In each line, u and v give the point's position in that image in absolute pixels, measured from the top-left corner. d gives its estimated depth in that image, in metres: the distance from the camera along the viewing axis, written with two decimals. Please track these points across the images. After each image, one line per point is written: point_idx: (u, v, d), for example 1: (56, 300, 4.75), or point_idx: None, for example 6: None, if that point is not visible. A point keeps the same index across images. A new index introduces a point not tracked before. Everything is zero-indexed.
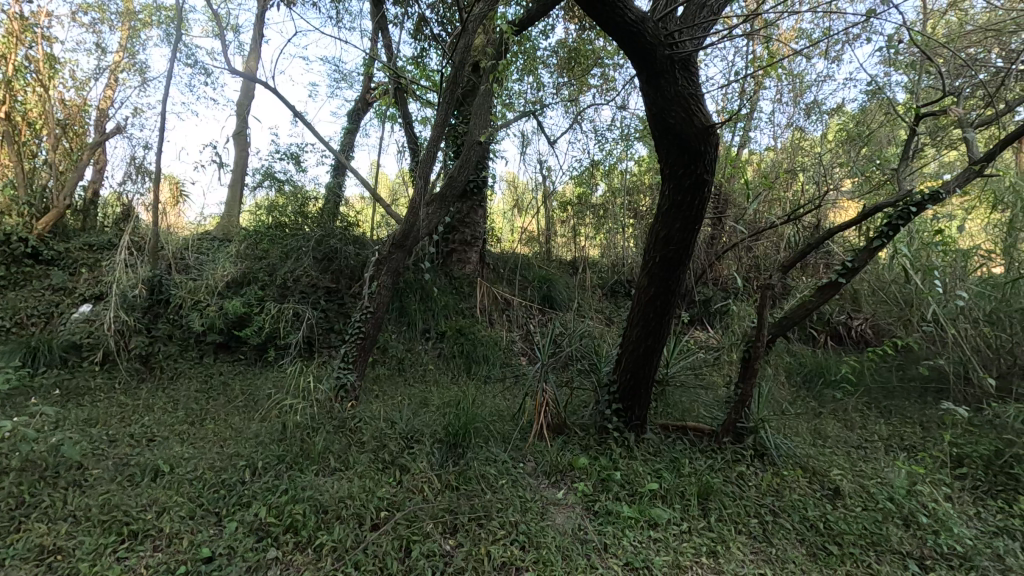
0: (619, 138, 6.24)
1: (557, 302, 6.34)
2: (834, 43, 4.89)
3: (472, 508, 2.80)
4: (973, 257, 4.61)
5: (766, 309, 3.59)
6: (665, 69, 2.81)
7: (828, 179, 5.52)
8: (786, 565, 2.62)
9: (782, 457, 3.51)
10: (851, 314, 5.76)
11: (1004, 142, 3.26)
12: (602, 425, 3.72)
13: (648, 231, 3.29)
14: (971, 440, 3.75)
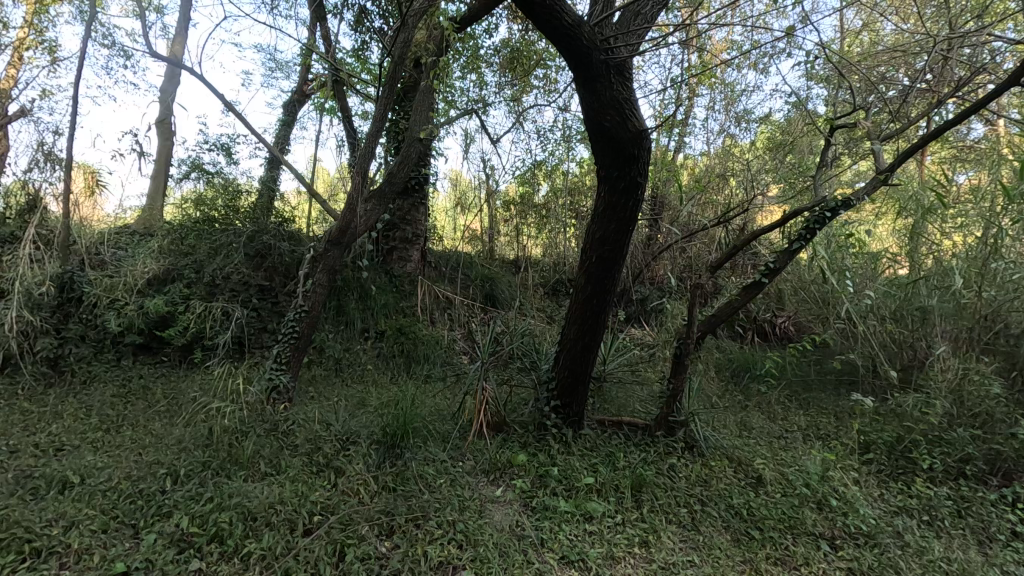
0: (561, 139, 6.34)
1: (499, 300, 6.35)
2: (761, 56, 5.16)
3: (410, 509, 2.77)
4: (881, 259, 4.96)
5: (696, 307, 3.75)
6: (601, 74, 2.88)
7: (756, 184, 5.83)
8: (712, 551, 2.76)
9: (710, 448, 3.68)
10: (776, 311, 6.10)
11: (905, 153, 3.57)
12: (541, 422, 3.78)
13: (585, 231, 3.37)
14: (877, 428, 4.07)
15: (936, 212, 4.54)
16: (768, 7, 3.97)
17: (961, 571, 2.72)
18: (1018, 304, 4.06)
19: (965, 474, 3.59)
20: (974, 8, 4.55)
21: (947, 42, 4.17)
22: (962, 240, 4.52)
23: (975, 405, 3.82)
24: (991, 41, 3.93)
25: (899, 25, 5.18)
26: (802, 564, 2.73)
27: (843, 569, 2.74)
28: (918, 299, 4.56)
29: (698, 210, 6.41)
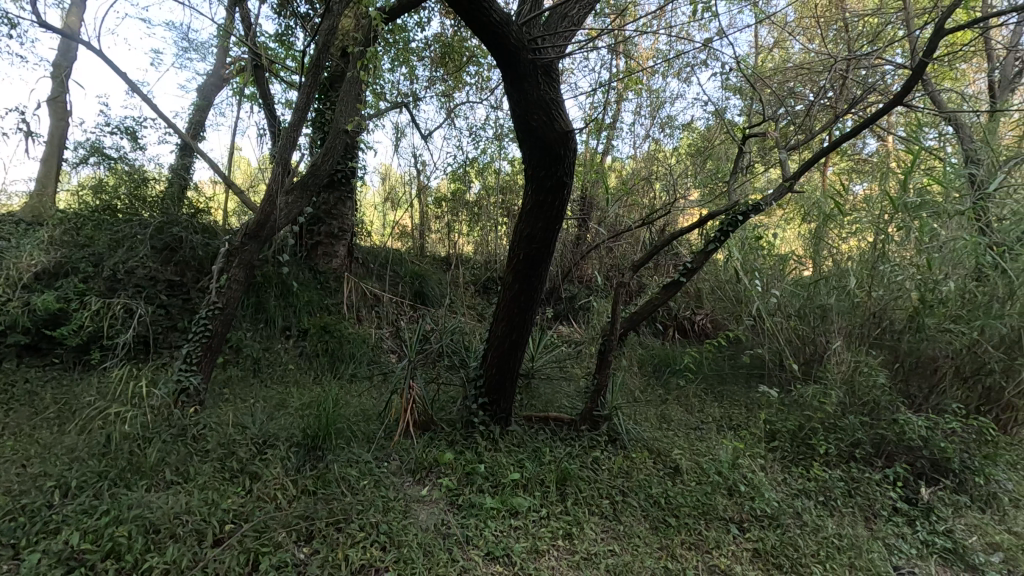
0: (493, 137, 6.35)
1: (429, 298, 6.27)
2: (683, 66, 5.41)
3: (331, 512, 2.68)
4: (787, 261, 5.26)
5: (619, 305, 3.88)
6: (529, 74, 2.91)
7: (678, 188, 6.11)
8: (632, 540, 2.88)
9: (632, 441, 3.83)
10: (694, 310, 6.42)
11: (806, 164, 3.84)
12: (469, 419, 3.76)
13: (513, 230, 3.39)
14: (781, 418, 4.39)
15: (836, 220, 4.84)
16: (690, 20, 4.17)
17: (849, 545, 3.02)
18: (900, 302, 4.51)
19: (855, 458, 3.96)
20: (868, 35, 5.01)
21: (846, 63, 4.55)
22: (856, 245, 4.89)
23: (864, 395, 4.21)
24: (882, 65, 4.34)
25: (805, 45, 5.61)
26: (713, 547, 2.91)
27: (749, 549, 2.94)
28: (819, 298, 4.90)
29: (625, 211, 6.63)
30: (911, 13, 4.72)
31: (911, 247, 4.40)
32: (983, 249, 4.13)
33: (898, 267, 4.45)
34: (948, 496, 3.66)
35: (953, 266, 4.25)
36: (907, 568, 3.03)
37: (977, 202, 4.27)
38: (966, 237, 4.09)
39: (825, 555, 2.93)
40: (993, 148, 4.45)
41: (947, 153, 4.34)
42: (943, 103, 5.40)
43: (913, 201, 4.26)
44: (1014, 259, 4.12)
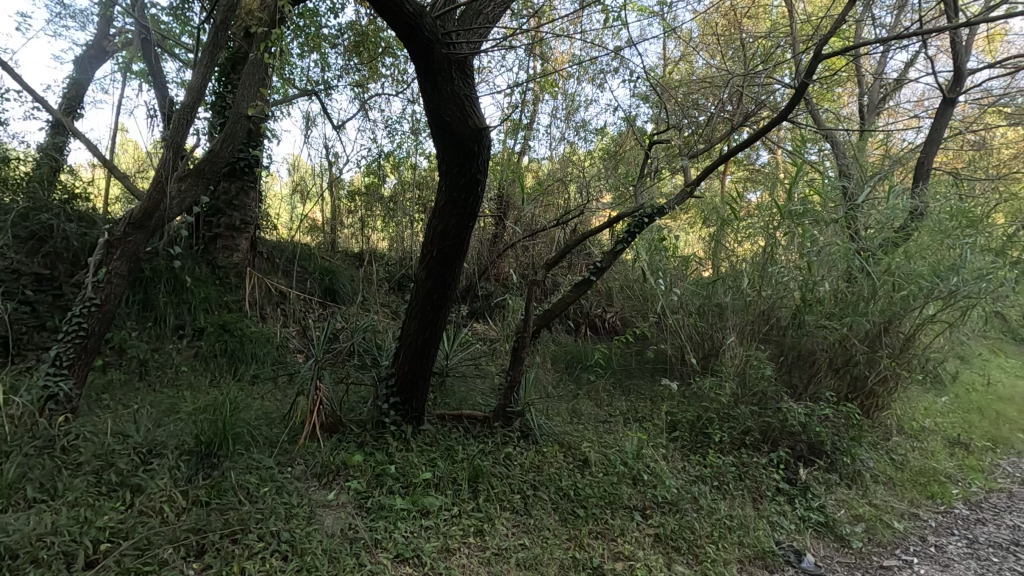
0: (410, 132, 6.23)
1: (340, 295, 6.03)
2: (597, 72, 5.60)
3: (227, 523, 2.51)
4: (689, 262, 5.48)
5: (532, 302, 3.95)
6: (443, 68, 2.88)
7: (591, 190, 6.32)
8: (541, 533, 2.95)
9: (543, 436, 3.91)
10: (606, 308, 6.68)
11: (705, 172, 4.10)
12: (379, 420, 3.66)
13: (426, 226, 3.34)
14: (682, 409, 4.67)
15: (732, 223, 5.12)
16: (603, 28, 4.33)
17: (738, 525, 3.32)
18: (785, 301, 4.94)
19: (745, 444, 4.30)
20: (761, 55, 5.44)
21: (742, 80, 4.92)
22: (750, 248, 5.12)
23: (754, 386, 4.57)
24: (772, 83, 4.74)
25: (708, 61, 5.99)
26: (617, 535, 3.05)
27: (651, 535, 3.11)
28: (716, 297, 5.21)
29: (541, 211, 6.76)
30: (797, 38, 5.19)
31: (794, 251, 4.83)
32: (853, 254, 4.61)
33: (785, 270, 4.81)
34: (822, 475, 4.09)
35: (829, 269, 4.72)
36: (787, 542, 3.38)
37: (848, 211, 4.77)
38: (839, 243, 4.55)
39: (717, 536, 3.19)
40: (862, 163, 5.00)
41: (825, 167, 4.82)
42: (823, 122, 5.99)
43: (798, 208, 4.60)
44: (876, 263, 4.67)
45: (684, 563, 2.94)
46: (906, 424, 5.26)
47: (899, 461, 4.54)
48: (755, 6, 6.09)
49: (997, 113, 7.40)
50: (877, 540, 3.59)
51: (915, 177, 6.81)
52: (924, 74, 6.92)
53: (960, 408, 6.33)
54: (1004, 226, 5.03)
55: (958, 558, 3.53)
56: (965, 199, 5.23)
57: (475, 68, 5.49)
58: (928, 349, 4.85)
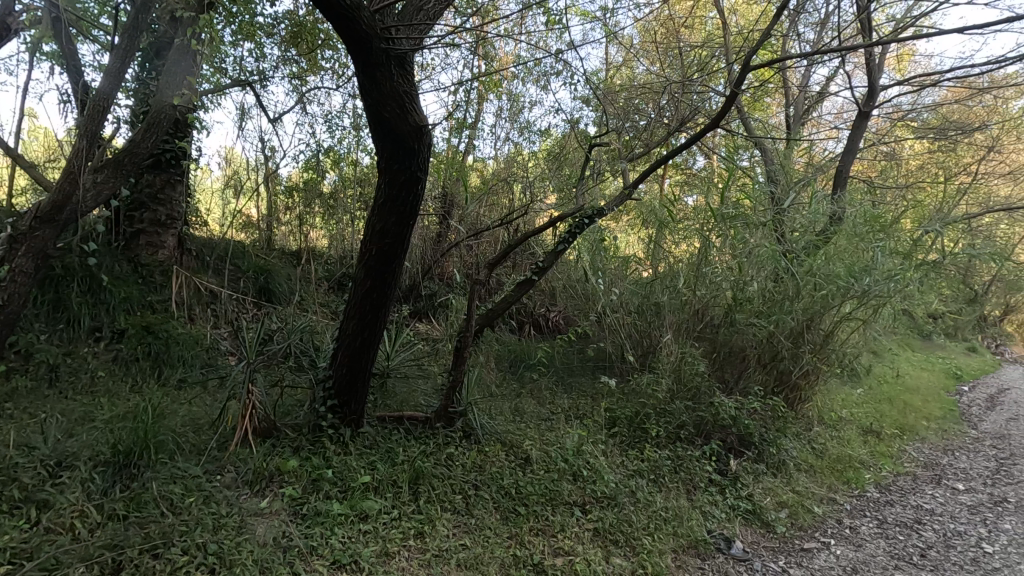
0: (351, 127, 6.07)
1: (275, 294, 5.80)
2: (541, 74, 5.65)
3: (147, 538, 2.36)
4: (628, 262, 5.50)
5: (474, 301, 3.95)
6: (381, 63, 2.82)
7: (535, 190, 6.39)
8: (483, 532, 2.96)
9: (485, 435, 3.91)
10: (549, 307, 6.76)
11: (642, 174, 4.22)
12: (316, 423, 3.55)
13: (365, 223, 3.27)
14: (621, 405, 4.79)
15: (669, 225, 5.20)
16: (546, 30, 4.37)
17: (673, 517, 3.46)
18: (718, 299, 5.16)
19: (680, 438, 4.47)
20: (697, 64, 5.66)
21: (679, 87, 5.10)
22: (687, 249, 5.28)
23: (689, 382, 4.75)
24: (708, 92, 4.94)
25: (647, 67, 6.18)
26: (557, 531, 3.10)
27: (590, 529, 3.19)
28: (654, 296, 5.31)
29: (486, 211, 6.76)
30: (730, 49, 5.44)
31: (726, 252, 5.06)
32: (780, 256, 4.88)
33: (719, 270, 5.01)
34: (750, 465, 4.31)
35: (759, 269, 4.96)
36: (718, 530, 3.56)
37: (776, 215, 5.04)
38: (767, 246, 4.79)
39: (653, 527, 3.31)
40: (788, 170, 5.30)
41: (755, 172, 5.06)
42: (753, 130, 6.30)
43: (730, 211, 4.81)
44: (800, 264, 4.97)
45: (621, 555, 3.03)
46: (826, 415, 5.63)
47: (819, 449, 4.86)
48: (691, 17, 6.33)
49: (904, 127, 8.06)
50: (798, 525, 3.83)
51: (835, 184, 7.29)
52: (843, 89, 7.42)
53: (873, 398, 6.82)
54: (910, 231, 5.48)
55: (869, 537, 3.83)
56: (877, 206, 5.66)
57: (419, 65, 5.41)
58: (845, 345, 5.21)
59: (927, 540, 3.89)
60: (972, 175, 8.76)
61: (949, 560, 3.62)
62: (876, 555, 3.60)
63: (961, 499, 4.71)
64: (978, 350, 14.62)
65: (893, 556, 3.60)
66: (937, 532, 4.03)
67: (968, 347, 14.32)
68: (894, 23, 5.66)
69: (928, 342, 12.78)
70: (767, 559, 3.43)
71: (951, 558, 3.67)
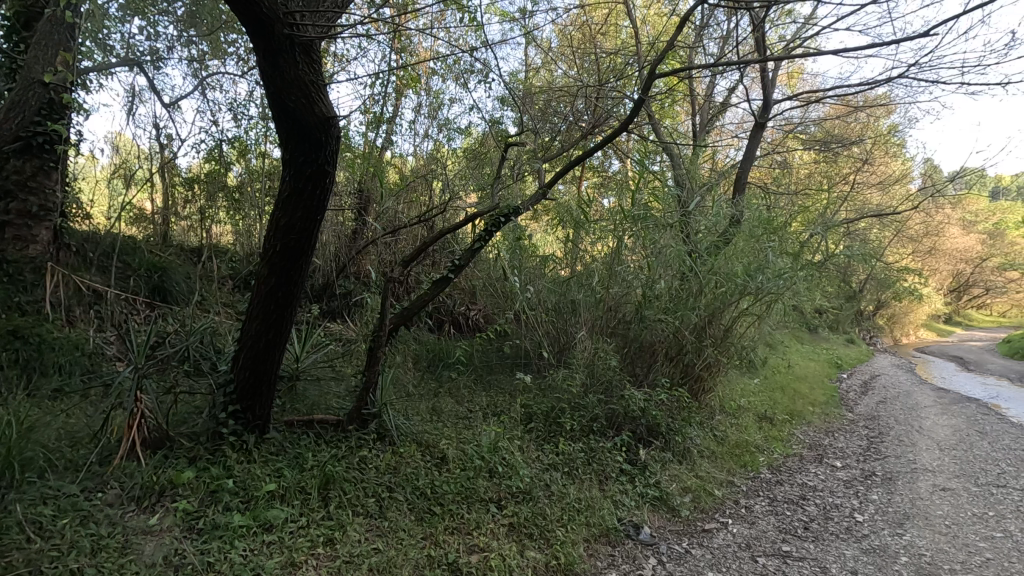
0: (258, 116, 5.72)
1: (171, 294, 5.34)
2: (459, 72, 5.62)
3: (9, 568, 2.11)
4: (546, 261, 5.56)
5: (388, 299, 3.85)
6: (284, 50, 2.69)
7: (454, 189, 6.34)
8: (396, 534, 2.91)
9: (400, 436, 3.84)
10: (469, 305, 6.73)
11: (557, 175, 4.25)
12: (216, 431, 3.31)
13: (268, 218, 3.09)
14: (538, 401, 4.86)
15: (585, 227, 5.31)
16: (464, 28, 4.33)
17: (585, 507, 3.58)
18: (629, 297, 5.36)
19: (593, 430, 4.61)
20: (612, 70, 5.85)
21: (595, 91, 5.25)
22: (602, 249, 5.42)
23: (603, 377, 4.92)
24: (621, 98, 5.11)
25: (565, 71, 6.31)
26: (473, 529, 3.12)
27: (505, 524, 3.23)
28: (570, 294, 5.41)
29: (404, 208, 6.61)
30: (642, 58, 5.67)
31: (637, 252, 5.26)
32: (686, 256, 5.14)
33: (630, 269, 5.21)
34: (658, 454, 4.53)
35: (666, 268, 5.21)
36: (628, 518, 3.73)
37: (682, 217, 5.31)
38: (674, 247, 5.04)
39: (567, 518, 3.42)
40: (693, 175, 5.61)
41: (665, 176, 5.31)
42: (663, 136, 6.62)
43: (641, 213, 5.01)
44: (703, 263, 5.28)
45: (536, 548, 3.11)
46: (726, 404, 6.03)
47: (720, 436, 5.21)
48: (606, 24, 6.54)
49: (794, 139, 8.80)
50: (699, 508, 4.10)
51: (737, 189, 7.81)
52: (742, 101, 7.97)
53: (768, 387, 7.41)
54: (799, 235, 5.99)
55: (761, 515, 4.16)
56: (770, 210, 6.14)
57: (332, 55, 5.20)
58: (742, 338, 5.61)
59: (810, 514, 4.28)
60: (850, 185, 9.72)
61: (828, 530, 4.01)
62: (767, 531, 3.92)
63: (838, 475, 5.24)
64: (856, 341, 16.34)
65: (781, 531, 3.94)
66: (819, 506, 4.45)
67: (849, 339, 15.93)
68: (786, 43, 6.14)
69: (815, 335, 14.11)
70: (671, 542, 3.63)
71: (829, 528, 4.06)
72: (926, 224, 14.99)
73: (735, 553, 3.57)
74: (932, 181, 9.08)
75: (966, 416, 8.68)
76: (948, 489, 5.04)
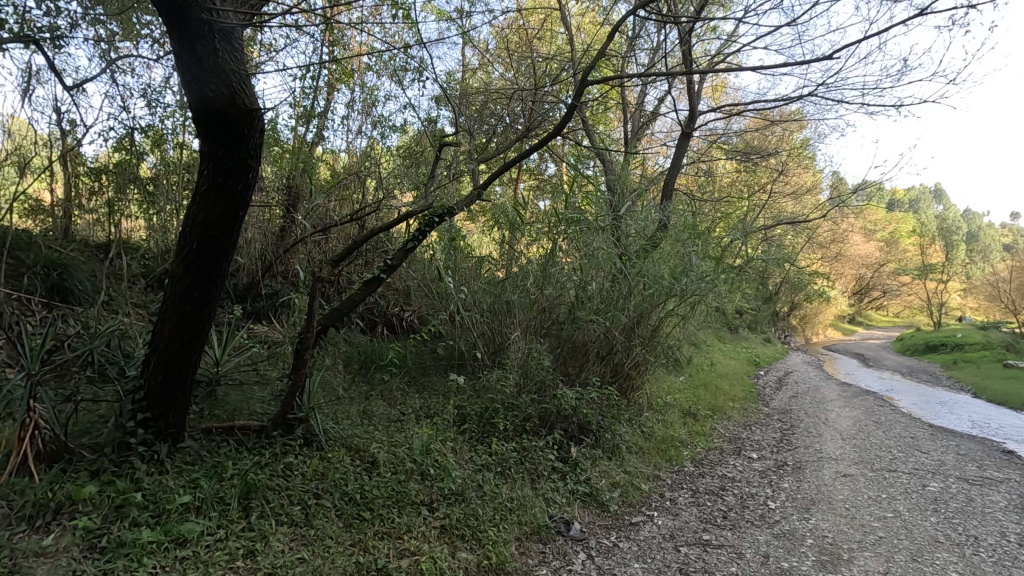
0: (175, 105, 5.36)
1: (74, 293, 4.91)
2: (394, 68, 5.51)
3: None
4: (481, 262, 5.46)
5: (317, 300, 3.71)
6: (202, 36, 2.58)
7: (388, 188, 6.20)
8: (323, 542, 2.82)
9: (329, 441, 3.72)
10: (403, 306, 6.61)
11: (492, 178, 4.21)
12: (124, 441, 3.08)
13: (184, 213, 2.91)
14: (471, 402, 4.86)
15: (520, 229, 5.32)
16: (399, 25, 4.26)
17: (517, 506, 3.62)
18: (563, 298, 5.45)
19: (526, 430, 4.67)
20: (547, 75, 5.93)
21: (530, 95, 5.31)
22: (538, 250, 5.37)
23: (536, 377, 4.99)
24: (556, 102, 5.20)
25: (502, 73, 6.35)
26: (404, 533, 3.07)
27: (437, 526, 3.21)
28: (505, 295, 5.30)
29: (335, 205, 6.41)
30: (576, 65, 5.80)
31: (570, 254, 5.37)
32: (616, 259, 5.30)
33: (564, 270, 5.30)
34: (588, 451, 4.66)
35: (598, 270, 5.34)
36: (559, 514, 3.81)
37: (614, 221, 5.46)
38: (605, 250, 5.18)
39: (499, 518, 3.44)
40: (624, 180, 5.79)
41: (598, 181, 5.44)
42: (597, 141, 6.80)
43: (574, 216, 5.11)
44: (632, 265, 5.47)
45: (467, 549, 3.12)
46: (654, 401, 6.27)
47: (647, 432, 5.41)
48: (542, 30, 6.64)
49: (718, 149, 9.30)
50: (626, 502, 4.24)
51: (665, 195, 8.15)
52: (670, 111, 8.32)
53: (692, 385, 7.79)
54: (720, 240, 6.32)
55: (684, 507, 4.36)
56: (695, 216, 6.45)
57: (259, 44, 4.96)
58: (669, 338, 5.86)
59: (728, 504, 4.53)
60: (767, 194, 10.37)
61: (744, 518, 4.26)
62: (689, 521, 4.11)
63: (754, 466, 5.58)
64: (773, 340, 17.48)
65: (702, 521, 4.14)
66: (737, 496, 4.72)
67: (766, 338, 17.01)
68: (710, 58, 6.48)
69: (735, 335, 14.98)
70: (600, 537, 3.73)
71: (745, 516, 4.31)
72: (833, 231, 16.24)
73: (660, 544, 3.72)
74: (838, 192, 9.85)
75: (864, 408, 9.49)
76: (848, 475, 5.49)
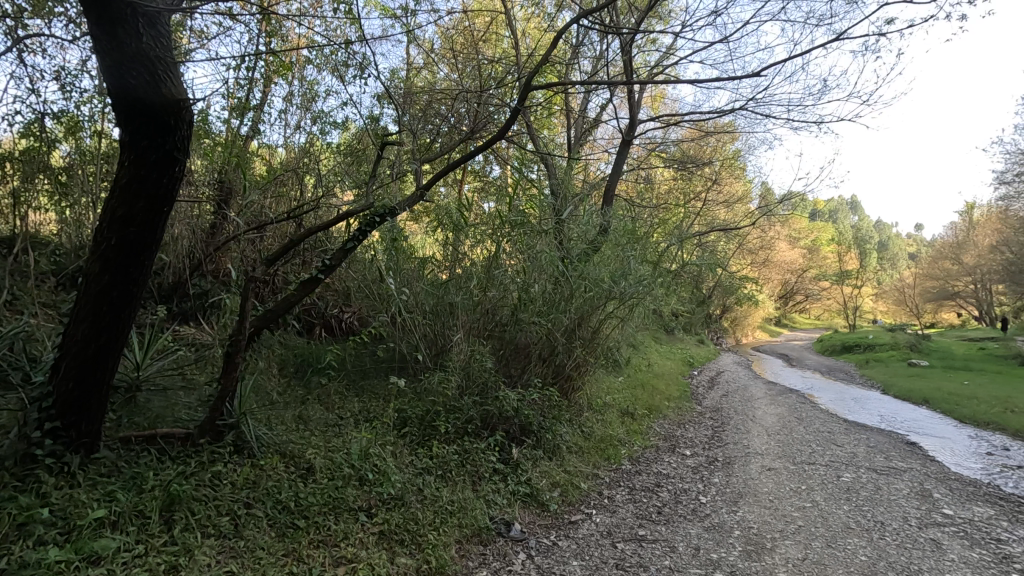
0: (93, 90, 5.01)
1: None
2: (335, 63, 5.37)
3: None
4: (424, 263, 5.32)
5: (250, 301, 3.55)
6: (123, 20, 2.43)
7: (327, 186, 6.01)
8: (254, 554, 2.71)
9: (261, 447, 3.57)
10: (343, 307, 6.44)
11: (435, 178, 4.16)
12: (29, 452, 2.83)
13: (102, 207, 2.72)
14: (412, 404, 4.80)
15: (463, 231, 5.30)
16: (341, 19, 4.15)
17: (458, 509, 3.61)
18: (506, 300, 5.48)
19: (467, 432, 4.65)
20: (492, 77, 5.94)
21: (475, 97, 5.31)
22: (481, 252, 5.37)
23: (478, 379, 4.99)
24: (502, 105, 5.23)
25: (447, 74, 6.31)
26: (340, 540, 2.99)
27: (375, 532, 3.15)
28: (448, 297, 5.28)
29: (271, 202, 6.16)
30: (521, 69, 5.85)
31: (514, 257, 5.41)
32: (558, 262, 5.39)
33: (507, 273, 5.33)
34: (529, 452, 4.70)
35: (540, 273, 5.41)
36: (499, 515, 3.83)
37: (557, 225, 5.55)
38: (548, 253, 5.25)
39: (439, 521, 3.42)
40: (567, 184, 5.89)
41: (541, 185, 5.50)
42: (541, 145, 6.89)
43: (518, 219, 5.16)
44: (574, 268, 5.57)
45: (406, 554, 3.08)
46: (593, 401, 6.40)
47: (587, 432, 5.52)
48: (487, 32, 6.65)
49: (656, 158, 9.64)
50: (566, 501, 4.31)
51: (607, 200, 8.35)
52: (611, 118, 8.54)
53: (630, 385, 8.01)
54: (658, 245, 6.54)
55: (621, 504, 4.49)
56: (634, 221, 6.65)
57: (189, 30, 4.69)
58: (608, 340, 6.01)
59: (663, 499, 4.70)
60: (702, 202, 10.84)
61: (677, 513, 4.43)
62: (625, 518, 4.23)
63: (687, 462, 5.81)
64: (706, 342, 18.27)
65: (638, 517, 4.28)
66: (671, 492, 4.90)
67: (699, 339, 17.75)
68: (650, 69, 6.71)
69: (670, 337, 15.55)
70: (540, 536, 3.78)
71: (678, 511, 4.48)
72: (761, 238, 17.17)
73: (598, 541, 3.81)
74: (766, 202, 10.42)
75: (788, 405, 10.09)
76: (772, 469, 5.81)
